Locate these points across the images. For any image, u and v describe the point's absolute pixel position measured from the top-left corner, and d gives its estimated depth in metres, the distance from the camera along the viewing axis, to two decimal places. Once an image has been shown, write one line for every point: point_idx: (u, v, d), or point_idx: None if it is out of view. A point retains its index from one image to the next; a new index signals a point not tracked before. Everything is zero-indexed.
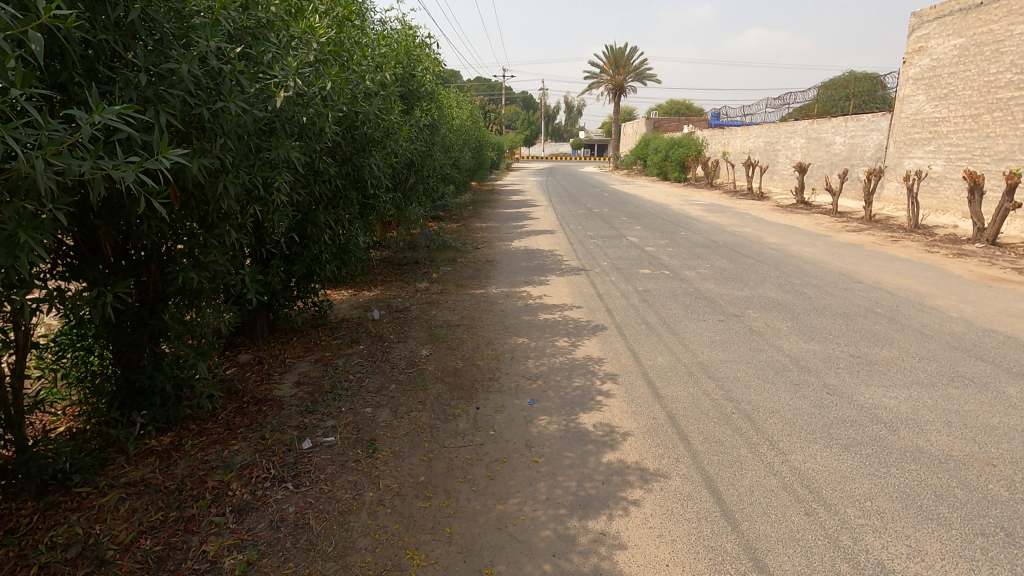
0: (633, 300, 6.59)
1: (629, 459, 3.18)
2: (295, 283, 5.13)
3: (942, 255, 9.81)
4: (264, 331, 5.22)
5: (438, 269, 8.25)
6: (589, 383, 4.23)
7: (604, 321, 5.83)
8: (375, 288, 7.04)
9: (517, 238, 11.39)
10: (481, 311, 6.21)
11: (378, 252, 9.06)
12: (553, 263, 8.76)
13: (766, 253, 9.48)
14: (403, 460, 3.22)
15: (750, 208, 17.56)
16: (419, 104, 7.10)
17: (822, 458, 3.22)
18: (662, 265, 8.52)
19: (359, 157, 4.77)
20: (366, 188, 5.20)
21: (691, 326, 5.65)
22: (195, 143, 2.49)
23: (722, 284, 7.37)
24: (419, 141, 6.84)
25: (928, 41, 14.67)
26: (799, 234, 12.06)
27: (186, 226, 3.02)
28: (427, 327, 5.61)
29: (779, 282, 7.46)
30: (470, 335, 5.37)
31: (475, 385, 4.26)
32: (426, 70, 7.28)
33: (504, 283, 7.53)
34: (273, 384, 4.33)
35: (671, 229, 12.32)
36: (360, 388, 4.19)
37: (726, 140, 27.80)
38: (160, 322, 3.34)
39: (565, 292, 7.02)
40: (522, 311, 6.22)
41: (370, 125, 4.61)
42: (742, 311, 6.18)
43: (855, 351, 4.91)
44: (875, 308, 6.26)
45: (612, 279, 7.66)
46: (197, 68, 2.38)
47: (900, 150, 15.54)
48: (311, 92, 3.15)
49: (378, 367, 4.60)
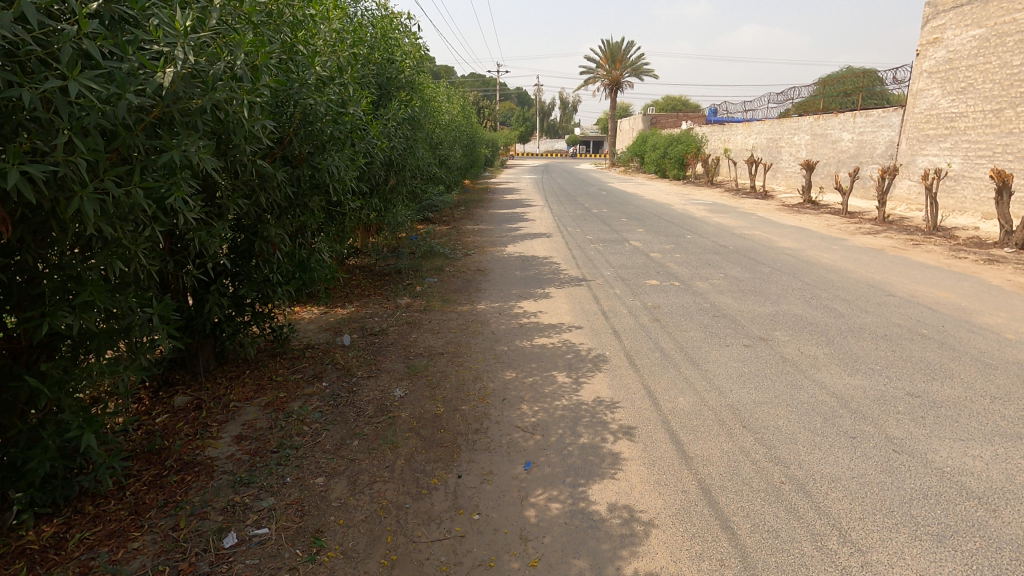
0: (643, 319, 5.79)
1: (659, 567, 2.37)
2: (243, 308, 4.28)
3: (972, 261, 9.04)
4: (208, 364, 4.38)
5: (423, 280, 7.42)
6: (598, 439, 3.42)
7: (610, 348, 5.02)
8: (350, 306, 6.20)
9: (511, 243, 10.56)
10: (469, 334, 5.39)
11: (358, 261, 8.21)
12: (551, 273, 7.94)
13: (783, 261, 8.69)
14: (356, 567, 2.40)
15: (755, 208, 16.81)
16: (396, 96, 6.25)
17: (914, 559, 2.42)
18: (670, 275, 7.73)
19: (317, 157, 3.94)
20: (328, 194, 4.37)
21: (714, 354, 4.86)
22: (17, 142, 1.64)
23: (741, 298, 6.57)
24: (398, 138, 6.02)
25: (944, 33, 13.96)
26: (813, 238, 11.28)
27: (49, 256, 2.17)
28: (405, 357, 4.78)
29: (803, 296, 6.67)
30: (454, 368, 4.55)
31: (456, 441, 3.43)
32: (405, 56, 6.44)
33: (496, 297, 6.71)
34: (207, 439, 3.50)
35: (676, 232, 11.52)
36: (313, 447, 3.36)
37: (727, 136, 27.05)
38: (31, 383, 2.48)
39: (564, 308, 6.21)
40: (517, 334, 5.40)
41: (327, 116, 3.78)
42: (769, 333, 5.39)
43: (913, 389, 4.11)
44: (919, 329, 5.48)
45: (617, 292, 6.85)
46: (12, 25, 1.54)
47: (914, 147, 14.81)
48: (223, 71, 2.32)
49: (341, 414, 3.78)
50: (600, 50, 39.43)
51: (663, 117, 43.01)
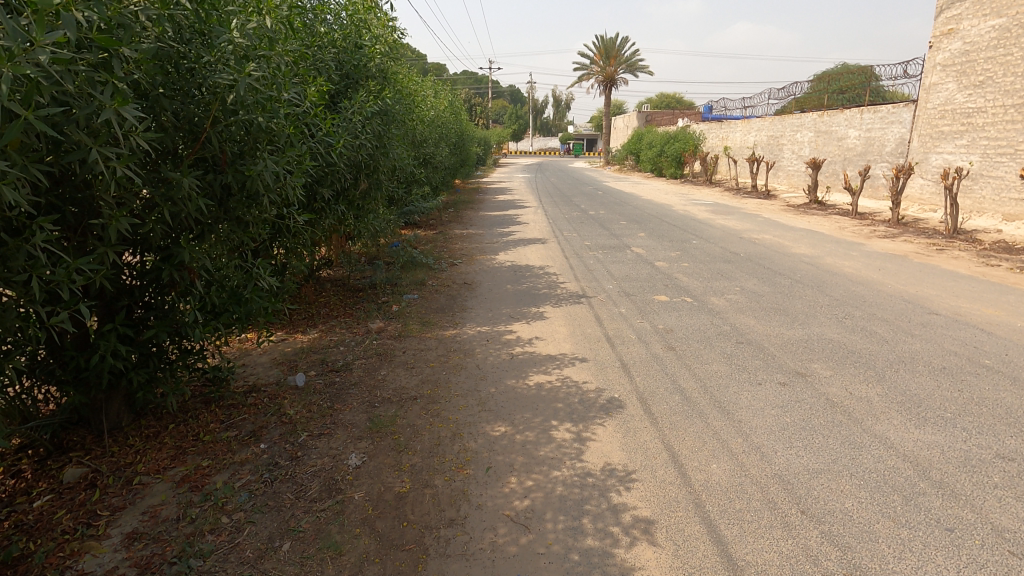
0: (655, 348, 4.93)
1: None
2: (157, 353, 3.37)
3: (1008, 270, 8.25)
4: (117, 421, 3.47)
5: (401, 297, 6.54)
6: (609, 542, 2.56)
7: (620, 389, 4.16)
8: (312, 333, 5.32)
9: (503, 250, 9.70)
10: (449, 370, 4.51)
11: (330, 274, 7.32)
12: (547, 287, 7.08)
13: (802, 271, 7.87)
14: None
15: (759, 208, 16.05)
16: (364, 87, 5.36)
17: None
18: (680, 289, 6.88)
19: (248, 157, 3.05)
20: (268, 206, 3.46)
21: (745, 396, 4.00)
22: None
23: (765, 318, 5.74)
24: (365, 135, 5.15)
25: (959, 23, 13.25)
26: (827, 243, 10.48)
27: None
28: (369, 404, 3.89)
29: (834, 315, 5.85)
30: (426, 421, 3.66)
31: (421, 541, 2.56)
32: (375, 40, 5.55)
33: (484, 318, 5.83)
34: (90, 540, 2.61)
35: (681, 237, 10.69)
36: (227, 556, 2.47)
37: (726, 133, 26.32)
38: None
39: (563, 333, 5.35)
40: (506, 370, 4.52)
41: (252, 105, 2.87)
42: (805, 365, 4.54)
43: (1003, 450, 3.27)
44: (981, 359, 4.66)
45: (622, 311, 6.00)
46: None
47: (927, 145, 14.07)
48: None
49: (274, 498, 2.87)
50: (594, 46, 38.72)
51: (659, 115, 42.26)
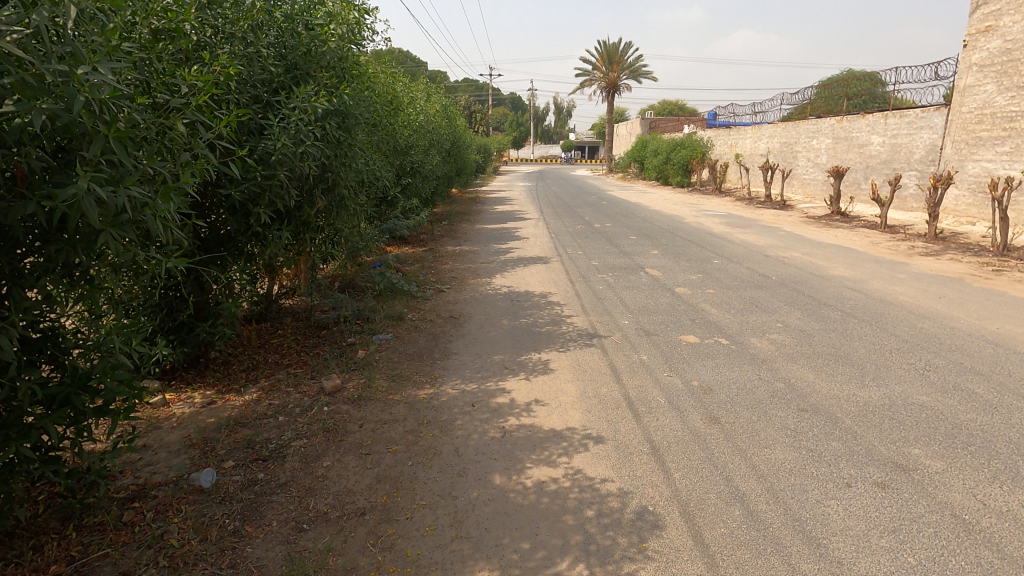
0: (693, 420, 3.71)
1: None
2: None
3: None
4: None
5: (371, 337, 5.35)
6: None
7: (655, 493, 2.96)
8: (250, 394, 4.14)
9: (499, 271, 8.52)
10: (417, 458, 3.30)
11: (290, 305, 6.15)
12: (549, 322, 5.89)
13: (850, 300, 6.66)
14: None
15: (778, 220, 14.89)
16: (314, 79, 4.19)
17: None
18: (711, 326, 5.68)
19: (70, 176, 1.90)
20: (123, 249, 2.25)
21: (836, 513, 2.77)
22: None
23: (826, 370, 4.55)
24: (313, 141, 3.99)
25: (998, 20, 12.10)
26: (866, 262, 9.25)
27: None
28: (291, 527, 2.69)
29: (911, 364, 4.64)
30: (371, 564, 2.45)
31: None
32: (330, 20, 4.36)
33: (471, 369, 4.63)
34: None
35: (700, 255, 9.46)
36: None
37: (735, 140, 25.26)
38: None
39: (570, 394, 4.15)
40: (495, 459, 3.30)
41: (39, 91, 1.69)
42: (902, 451, 3.32)
43: None
44: None
45: (643, 358, 4.82)
46: None
47: (962, 151, 12.93)
48: None
49: None
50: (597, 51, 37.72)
51: (664, 122, 41.28)
